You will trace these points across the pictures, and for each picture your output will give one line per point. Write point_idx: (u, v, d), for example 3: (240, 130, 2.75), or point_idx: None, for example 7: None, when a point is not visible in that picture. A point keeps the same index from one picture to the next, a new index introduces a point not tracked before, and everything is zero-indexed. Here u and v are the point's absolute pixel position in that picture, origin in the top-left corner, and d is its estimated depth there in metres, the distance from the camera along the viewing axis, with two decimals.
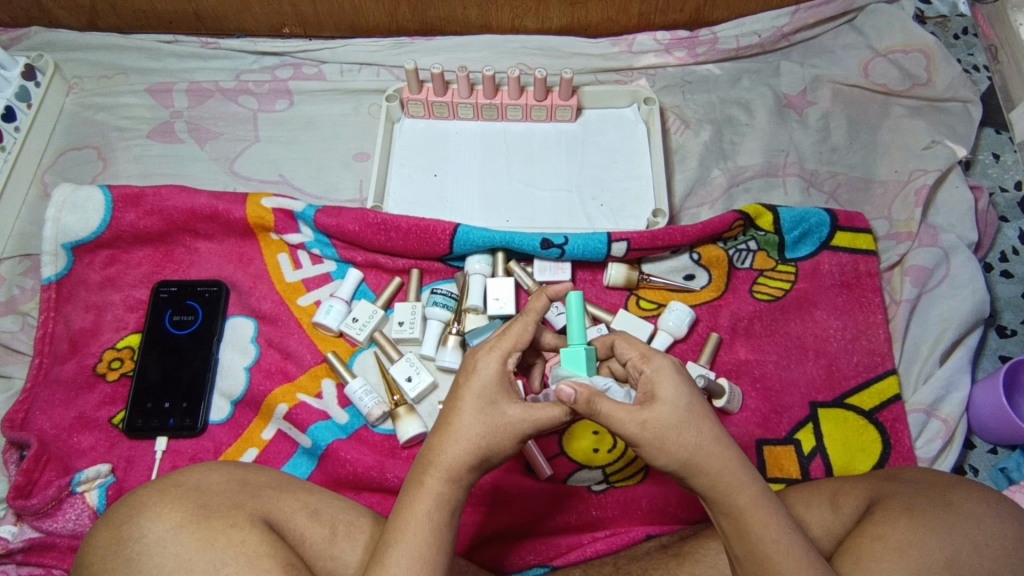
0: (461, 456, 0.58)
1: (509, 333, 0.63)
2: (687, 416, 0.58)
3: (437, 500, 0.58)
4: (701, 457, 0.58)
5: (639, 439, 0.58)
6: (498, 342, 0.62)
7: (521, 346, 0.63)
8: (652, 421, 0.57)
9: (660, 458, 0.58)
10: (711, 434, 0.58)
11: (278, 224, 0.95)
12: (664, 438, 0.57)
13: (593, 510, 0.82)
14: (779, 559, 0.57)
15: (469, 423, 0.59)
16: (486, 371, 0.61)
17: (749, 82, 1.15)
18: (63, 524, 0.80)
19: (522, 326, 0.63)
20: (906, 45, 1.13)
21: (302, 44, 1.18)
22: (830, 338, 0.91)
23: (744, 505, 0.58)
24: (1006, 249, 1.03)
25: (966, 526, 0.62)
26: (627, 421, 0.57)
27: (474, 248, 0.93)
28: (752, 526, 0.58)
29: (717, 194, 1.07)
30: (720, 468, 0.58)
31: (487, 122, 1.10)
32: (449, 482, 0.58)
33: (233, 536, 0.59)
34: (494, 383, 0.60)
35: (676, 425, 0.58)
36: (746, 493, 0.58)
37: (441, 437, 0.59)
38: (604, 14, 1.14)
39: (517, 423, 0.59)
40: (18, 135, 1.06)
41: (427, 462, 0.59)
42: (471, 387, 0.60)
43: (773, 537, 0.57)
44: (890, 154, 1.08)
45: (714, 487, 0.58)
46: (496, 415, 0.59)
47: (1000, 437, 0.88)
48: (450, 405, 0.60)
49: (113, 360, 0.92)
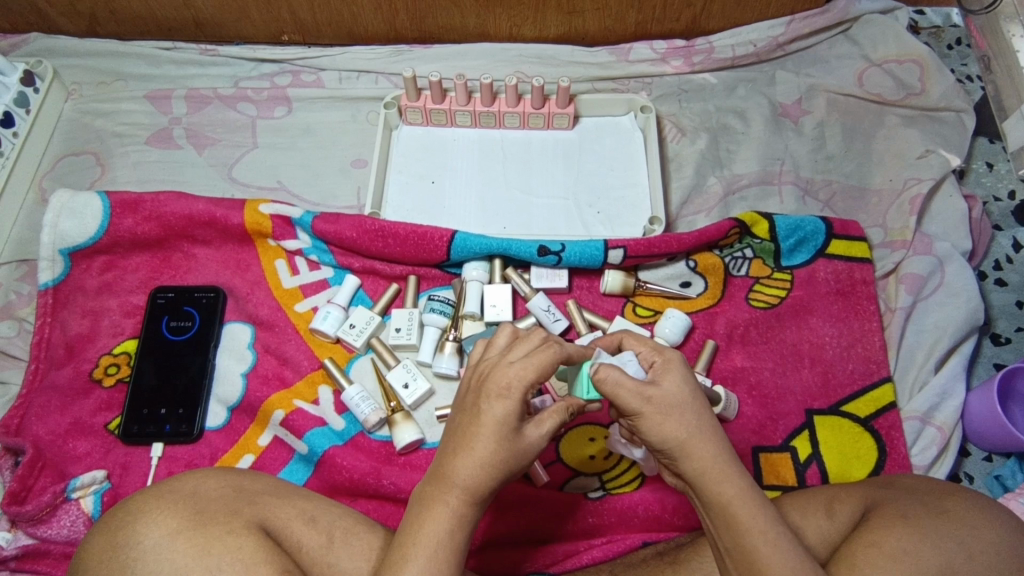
0: (486, 479, 0.59)
1: (535, 360, 0.61)
2: (690, 401, 0.59)
3: (459, 520, 0.59)
4: (696, 438, 0.58)
5: (640, 412, 0.59)
6: (525, 370, 0.60)
7: (545, 377, 0.61)
8: (657, 397, 0.59)
9: (658, 434, 0.59)
10: (709, 422, 0.60)
11: (276, 230, 0.96)
12: (666, 414, 0.58)
13: (589, 517, 0.82)
14: (768, 552, 0.56)
15: (493, 448, 0.59)
16: (511, 397, 0.59)
17: (745, 91, 1.16)
18: (57, 531, 0.80)
19: (551, 359, 0.61)
20: (900, 56, 1.15)
21: (302, 51, 1.18)
22: (826, 345, 0.91)
23: (732, 496, 0.58)
24: (1000, 257, 1.03)
25: (961, 531, 0.62)
26: (633, 392, 0.58)
27: (471, 254, 0.94)
28: (740, 518, 0.57)
29: (713, 203, 1.08)
30: (714, 454, 0.58)
31: (485, 130, 1.10)
32: (471, 504, 0.59)
33: (229, 543, 0.59)
34: (518, 411, 0.60)
35: (679, 404, 0.59)
36: (733, 484, 0.58)
37: (464, 459, 0.59)
38: (602, 23, 1.15)
39: (537, 445, 0.61)
40: (16, 141, 1.06)
41: (448, 482, 0.59)
42: (495, 415, 0.59)
43: (761, 529, 0.57)
44: (885, 163, 1.08)
45: (706, 473, 0.58)
46: (520, 441, 0.60)
47: (994, 445, 0.88)
48: (470, 429, 0.60)
49: (109, 366, 0.92)
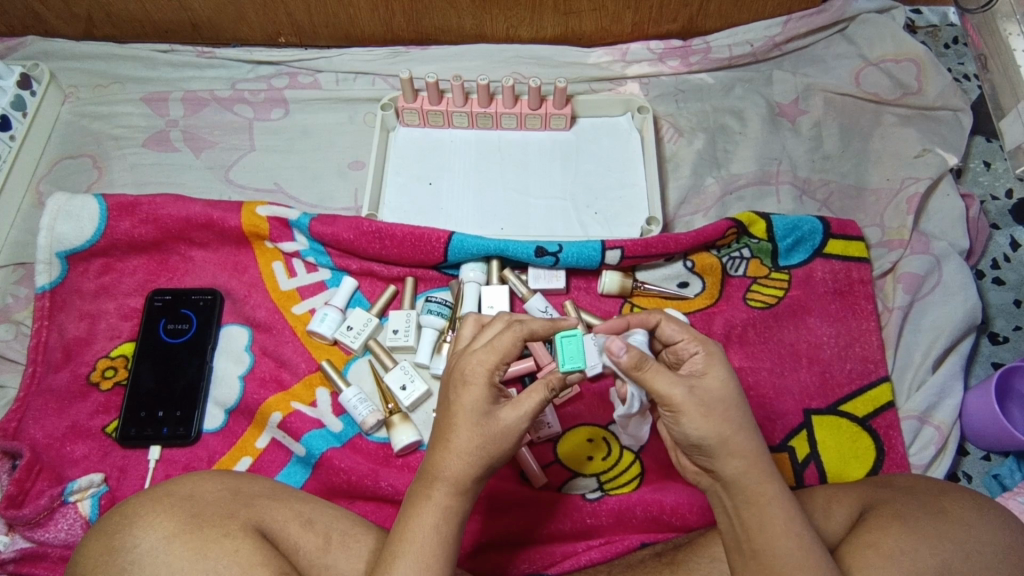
0: (465, 469, 0.59)
1: (495, 343, 0.60)
2: (734, 399, 0.60)
3: (445, 512, 0.59)
4: (738, 437, 0.59)
5: (684, 405, 0.58)
6: (485, 355, 0.60)
7: (508, 358, 0.61)
8: (701, 392, 0.59)
9: (699, 429, 0.58)
10: (749, 423, 0.60)
11: (273, 233, 0.96)
12: (711, 410, 0.59)
13: (588, 518, 0.81)
14: (798, 556, 0.57)
15: (467, 437, 0.59)
16: (476, 383, 0.60)
17: (742, 91, 1.15)
18: (55, 534, 0.80)
19: (510, 340, 0.60)
20: (897, 55, 1.15)
21: (299, 53, 1.18)
22: (824, 345, 0.91)
23: (770, 497, 0.59)
24: (998, 256, 1.03)
25: (957, 531, 0.62)
26: (677, 384, 0.58)
27: (468, 256, 0.93)
28: (774, 519, 0.58)
29: (711, 203, 1.08)
30: (754, 456, 0.59)
31: (482, 131, 1.10)
32: (455, 495, 0.59)
33: (226, 546, 0.59)
34: (484, 397, 0.60)
35: (723, 402, 0.59)
36: (772, 485, 0.59)
37: (442, 452, 0.59)
38: (598, 23, 1.15)
39: (515, 427, 0.60)
40: (13, 144, 1.07)
41: (431, 477, 0.59)
42: (463, 403, 0.59)
43: (795, 532, 0.58)
44: (883, 162, 1.08)
45: (746, 473, 0.59)
46: (494, 425, 0.59)
47: (992, 444, 0.88)
48: (444, 422, 0.60)
49: (106, 368, 0.92)
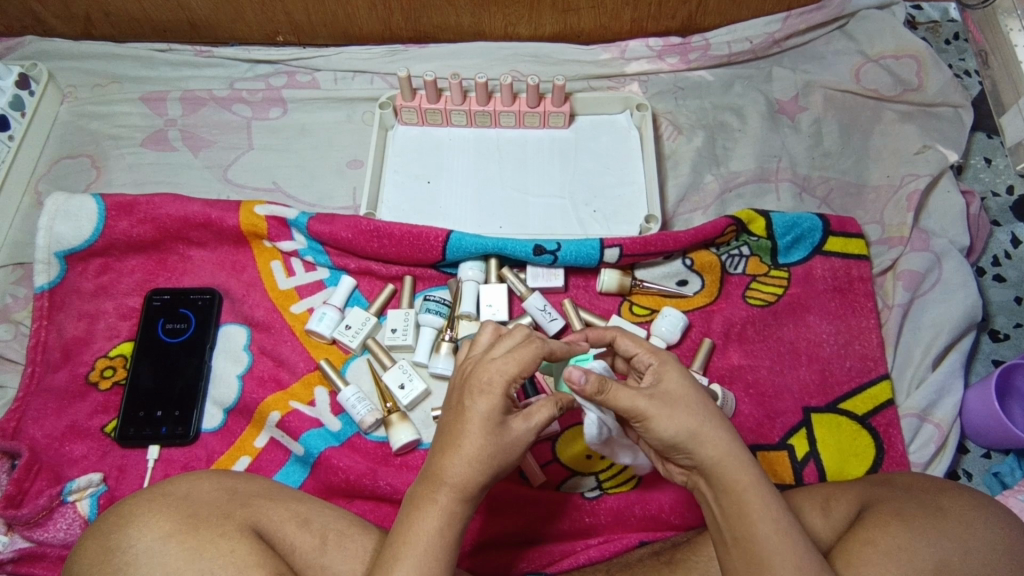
0: (473, 475, 0.58)
1: (516, 354, 0.61)
2: (694, 394, 0.60)
3: (450, 517, 0.58)
4: (706, 428, 0.58)
5: (646, 413, 0.58)
6: (505, 364, 0.60)
7: (527, 371, 0.62)
8: (659, 394, 0.59)
9: (668, 428, 0.58)
10: (715, 413, 0.60)
11: (271, 232, 0.96)
12: (671, 408, 0.58)
13: (586, 517, 0.81)
14: (774, 541, 0.56)
15: (479, 444, 0.59)
16: (494, 392, 0.60)
17: (741, 88, 1.15)
18: (54, 533, 0.80)
19: (533, 353, 0.62)
20: (897, 51, 1.14)
21: (297, 52, 1.18)
22: (824, 343, 0.91)
23: (746, 484, 0.57)
24: (999, 253, 1.03)
25: (955, 529, 0.61)
26: (637, 395, 0.58)
27: (467, 254, 0.93)
28: (753, 507, 0.57)
29: (710, 200, 1.07)
30: (725, 444, 0.58)
31: (481, 129, 1.10)
32: (461, 501, 0.59)
33: (223, 546, 0.59)
34: (500, 406, 0.60)
35: (683, 397, 0.59)
36: (747, 473, 0.58)
37: (451, 456, 0.59)
38: (597, 20, 1.15)
39: (524, 438, 0.60)
40: (12, 144, 1.07)
41: (438, 481, 0.59)
42: (479, 410, 0.59)
43: (772, 517, 0.57)
44: (883, 159, 1.08)
45: (720, 462, 0.58)
46: (507, 435, 0.60)
47: (992, 441, 0.87)
48: (455, 428, 0.60)
49: (106, 368, 0.92)
